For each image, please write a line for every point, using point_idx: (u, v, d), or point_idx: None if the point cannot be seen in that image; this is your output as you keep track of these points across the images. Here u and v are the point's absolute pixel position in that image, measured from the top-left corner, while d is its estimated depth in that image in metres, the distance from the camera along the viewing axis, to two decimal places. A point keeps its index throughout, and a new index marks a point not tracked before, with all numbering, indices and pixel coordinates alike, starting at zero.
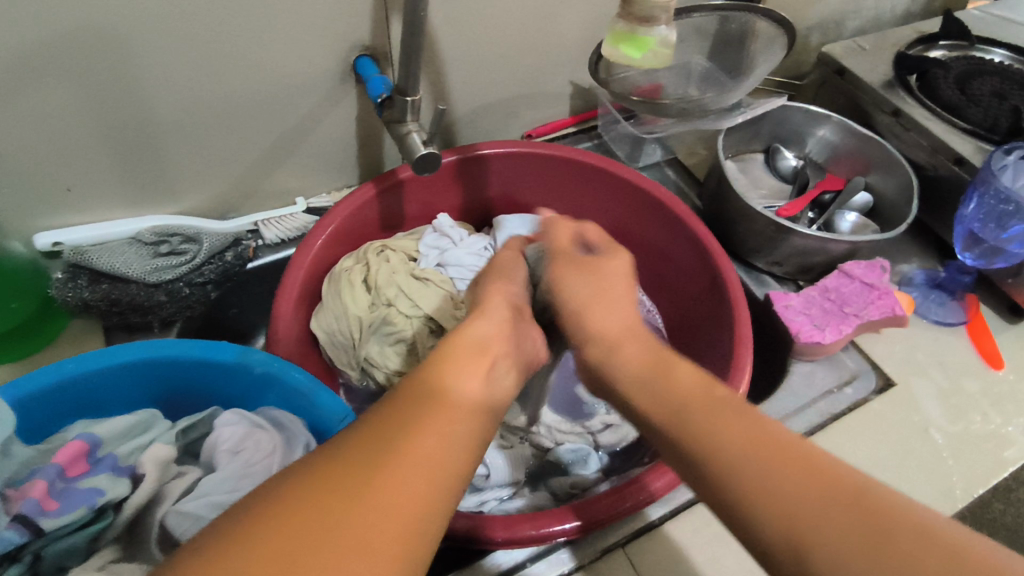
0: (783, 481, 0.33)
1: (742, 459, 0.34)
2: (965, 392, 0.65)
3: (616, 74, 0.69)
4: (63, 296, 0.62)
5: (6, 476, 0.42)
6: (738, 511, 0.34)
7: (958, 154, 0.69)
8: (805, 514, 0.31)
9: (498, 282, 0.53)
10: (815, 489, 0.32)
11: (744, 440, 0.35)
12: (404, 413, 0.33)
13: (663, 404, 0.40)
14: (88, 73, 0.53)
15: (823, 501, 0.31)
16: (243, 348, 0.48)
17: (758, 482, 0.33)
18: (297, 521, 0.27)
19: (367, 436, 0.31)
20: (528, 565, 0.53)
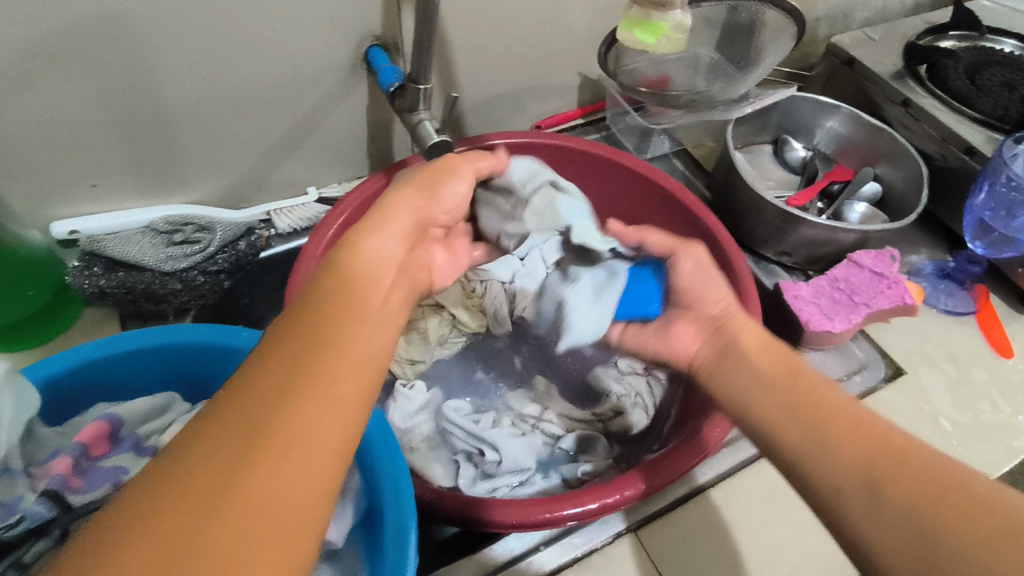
0: (897, 475, 0.37)
1: (839, 436, 0.40)
2: (975, 381, 0.65)
3: (626, 65, 0.71)
4: (80, 284, 0.63)
5: (29, 457, 0.44)
6: (875, 511, 0.37)
7: (969, 143, 0.69)
8: (909, 507, 0.36)
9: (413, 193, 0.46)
10: (911, 478, 0.37)
11: (867, 434, 0.40)
12: (269, 379, 0.31)
13: (774, 403, 0.45)
14: (102, 61, 0.53)
15: (903, 477, 0.37)
16: (258, 335, 0.49)
17: (881, 481, 0.37)
18: (177, 521, 0.26)
19: (229, 420, 0.29)
20: (540, 549, 0.53)
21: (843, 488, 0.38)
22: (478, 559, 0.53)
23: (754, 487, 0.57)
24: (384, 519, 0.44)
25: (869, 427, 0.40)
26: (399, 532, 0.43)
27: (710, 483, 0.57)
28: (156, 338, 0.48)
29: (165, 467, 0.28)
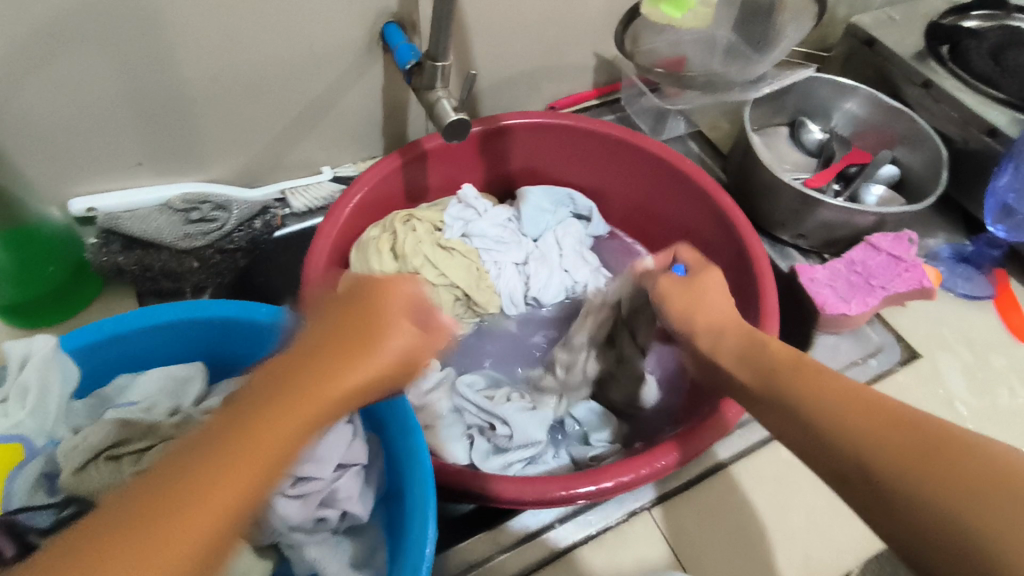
0: (848, 414, 0.36)
1: (789, 386, 0.39)
2: (990, 365, 0.65)
3: (643, 45, 0.72)
4: (98, 261, 0.63)
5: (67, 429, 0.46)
6: (829, 459, 0.35)
7: (992, 125, 0.68)
8: (869, 440, 0.34)
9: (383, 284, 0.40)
10: (901, 445, 0.33)
11: (817, 379, 0.39)
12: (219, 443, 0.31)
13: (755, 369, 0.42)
14: (119, 39, 0.53)
15: (887, 445, 0.33)
16: (277, 310, 0.49)
17: (839, 423, 0.35)
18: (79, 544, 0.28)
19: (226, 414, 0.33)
20: (556, 526, 0.54)
21: (795, 435, 0.38)
22: (493, 535, 0.54)
23: (769, 469, 0.57)
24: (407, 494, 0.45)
25: (818, 374, 0.39)
26: (417, 512, 0.43)
27: (728, 462, 0.57)
28: (176, 314, 0.48)
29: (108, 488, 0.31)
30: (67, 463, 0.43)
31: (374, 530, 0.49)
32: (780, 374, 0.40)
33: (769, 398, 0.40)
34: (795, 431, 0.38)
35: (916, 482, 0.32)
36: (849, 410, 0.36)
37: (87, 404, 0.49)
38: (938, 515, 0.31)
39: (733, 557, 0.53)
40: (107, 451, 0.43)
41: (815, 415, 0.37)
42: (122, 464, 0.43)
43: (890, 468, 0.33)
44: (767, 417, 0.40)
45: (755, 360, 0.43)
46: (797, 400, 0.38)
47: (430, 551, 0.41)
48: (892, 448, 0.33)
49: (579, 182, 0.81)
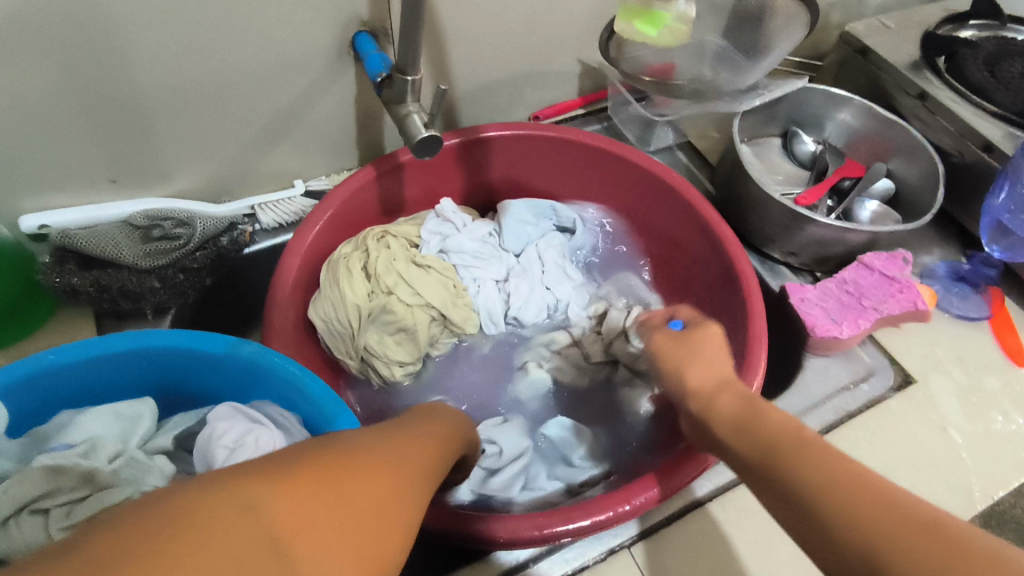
0: (843, 508, 0.31)
1: (779, 465, 0.35)
2: (987, 390, 0.63)
3: (628, 53, 0.68)
4: (51, 281, 0.59)
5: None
6: (827, 554, 0.31)
7: (988, 140, 0.66)
8: (864, 543, 0.30)
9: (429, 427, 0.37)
10: (927, 554, 0.28)
11: (812, 459, 0.34)
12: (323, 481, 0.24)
13: (753, 445, 0.38)
14: (67, 47, 0.50)
15: (914, 554, 0.28)
16: (234, 339, 0.46)
17: (830, 518, 0.31)
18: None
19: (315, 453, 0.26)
20: (531, 565, 0.51)
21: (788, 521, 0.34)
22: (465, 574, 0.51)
23: (754, 502, 0.55)
24: None
25: (813, 451, 0.35)
26: None
27: (703, 500, 0.55)
28: (121, 345, 0.45)
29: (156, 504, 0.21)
30: None
31: None
32: (773, 449, 0.36)
33: (759, 476, 0.36)
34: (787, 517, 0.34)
35: None
36: (858, 505, 0.31)
37: (20, 443, 0.43)
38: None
39: None
40: (33, 504, 0.38)
41: (824, 515, 0.32)
42: (50, 518, 0.38)
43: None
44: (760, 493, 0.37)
45: (749, 435, 0.38)
46: (787, 486, 0.34)
47: None
48: (912, 558, 0.28)
49: (563, 194, 0.78)
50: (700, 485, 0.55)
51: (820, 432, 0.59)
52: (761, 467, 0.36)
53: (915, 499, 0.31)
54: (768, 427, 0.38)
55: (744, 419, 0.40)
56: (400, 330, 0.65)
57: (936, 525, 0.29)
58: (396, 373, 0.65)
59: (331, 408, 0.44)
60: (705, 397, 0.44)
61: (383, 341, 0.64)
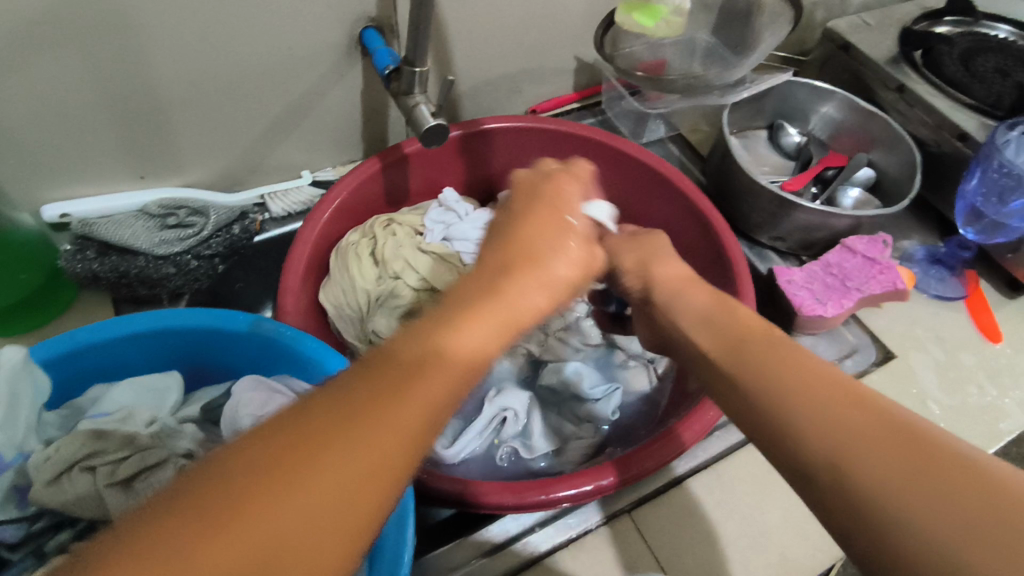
0: (814, 395, 0.35)
1: (753, 365, 0.40)
2: (963, 365, 0.66)
3: (622, 49, 0.71)
4: (72, 269, 0.62)
5: (46, 437, 0.46)
6: (789, 448, 0.35)
7: (962, 129, 0.69)
8: (824, 436, 0.34)
9: (529, 267, 0.40)
10: (886, 444, 0.32)
11: (783, 358, 0.39)
12: (350, 419, 0.28)
13: (729, 362, 0.41)
14: (92, 44, 0.52)
15: (877, 446, 0.32)
16: (255, 317, 0.49)
17: (797, 407, 0.35)
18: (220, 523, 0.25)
19: (352, 384, 0.30)
20: (535, 530, 0.54)
21: (747, 400, 0.38)
22: (473, 541, 0.54)
23: (745, 470, 0.58)
24: None
25: (781, 351, 0.39)
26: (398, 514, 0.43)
27: (695, 470, 0.58)
28: (146, 323, 0.48)
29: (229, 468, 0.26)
30: (37, 477, 0.42)
31: None
32: (747, 354, 0.41)
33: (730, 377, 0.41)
34: (748, 416, 0.38)
35: (890, 474, 0.31)
36: (834, 403, 0.35)
37: (61, 414, 0.48)
38: (875, 503, 0.30)
39: (709, 558, 0.53)
40: (83, 461, 0.43)
41: (796, 413, 0.35)
42: (97, 475, 0.43)
43: (866, 460, 0.32)
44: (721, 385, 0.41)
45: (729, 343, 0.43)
46: (752, 387, 0.39)
47: (407, 559, 0.41)
48: (874, 445, 0.32)
49: None
50: (682, 462, 0.59)
51: None
52: (735, 372, 0.40)
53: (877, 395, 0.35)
54: (740, 331, 0.43)
55: (724, 322, 0.45)
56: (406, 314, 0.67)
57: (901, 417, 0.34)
58: None
59: None
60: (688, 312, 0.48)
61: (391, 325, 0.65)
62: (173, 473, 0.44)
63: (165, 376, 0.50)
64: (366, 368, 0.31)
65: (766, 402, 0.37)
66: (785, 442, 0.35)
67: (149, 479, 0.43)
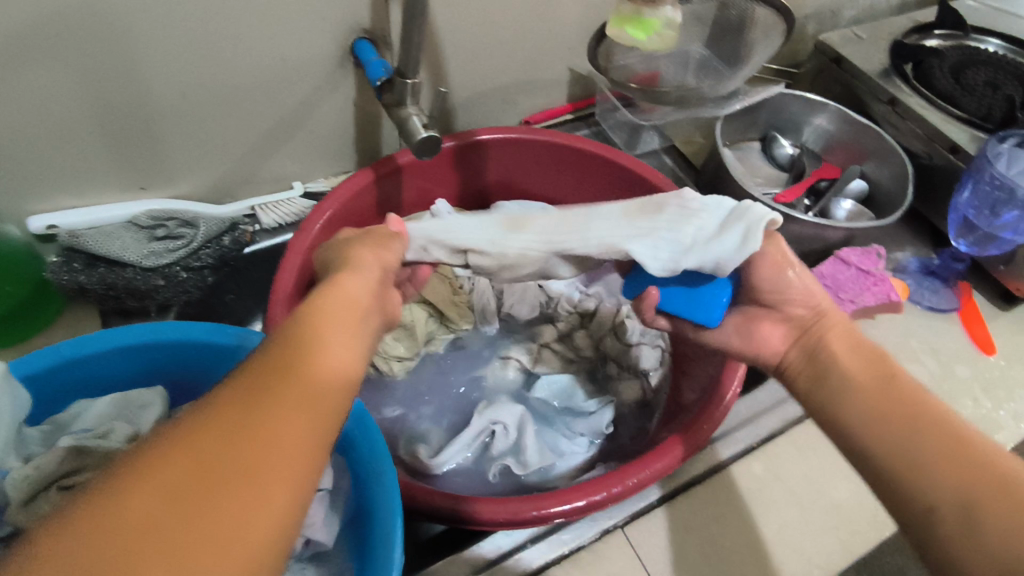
0: (927, 439, 0.38)
1: (899, 419, 0.40)
2: (958, 377, 0.66)
3: (616, 61, 0.70)
4: (59, 280, 0.62)
5: (25, 455, 0.45)
6: (901, 493, 0.38)
7: (954, 142, 0.69)
8: (937, 485, 0.36)
9: (372, 244, 0.47)
10: (1014, 505, 0.34)
11: (918, 408, 0.40)
12: (234, 412, 0.29)
13: (854, 407, 0.42)
14: (84, 55, 0.52)
15: (1009, 511, 0.34)
16: (241, 330, 0.49)
17: (920, 458, 0.38)
18: (127, 519, 0.25)
19: (247, 390, 0.30)
20: (528, 546, 0.53)
21: (863, 439, 0.41)
22: (465, 557, 0.53)
23: (741, 484, 0.58)
24: (373, 515, 0.44)
25: (910, 395, 0.41)
26: (384, 533, 0.42)
27: (690, 484, 0.57)
28: (134, 335, 0.48)
29: (157, 460, 0.26)
30: (14, 496, 0.41)
31: (337, 556, 0.48)
32: (851, 394, 0.43)
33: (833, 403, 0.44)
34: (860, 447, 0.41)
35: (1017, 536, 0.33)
36: (963, 466, 0.36)
37: (42, 430, 0.47)
38: (1000, 555, 0.33)
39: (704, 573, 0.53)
40: (63, 479, 0.42)
41: (922, 470, 0.37)
42: (76, 495, 0.42)
43: (997, 517, 0.34)
44: (841, 418, 0.43)
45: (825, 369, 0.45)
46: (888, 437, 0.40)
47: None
48: (1014, 509, 0.34)
49: (553, 195, 0.81)
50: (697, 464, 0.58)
51: (800, 418, 0.62)
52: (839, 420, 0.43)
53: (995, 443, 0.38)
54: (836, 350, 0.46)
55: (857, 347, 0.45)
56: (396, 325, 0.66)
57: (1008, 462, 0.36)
58: (393, 368, 0.67)
59: None
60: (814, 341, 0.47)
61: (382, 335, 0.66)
62: None
63: (148, 391, 0.49)
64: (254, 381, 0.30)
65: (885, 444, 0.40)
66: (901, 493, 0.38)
67: None
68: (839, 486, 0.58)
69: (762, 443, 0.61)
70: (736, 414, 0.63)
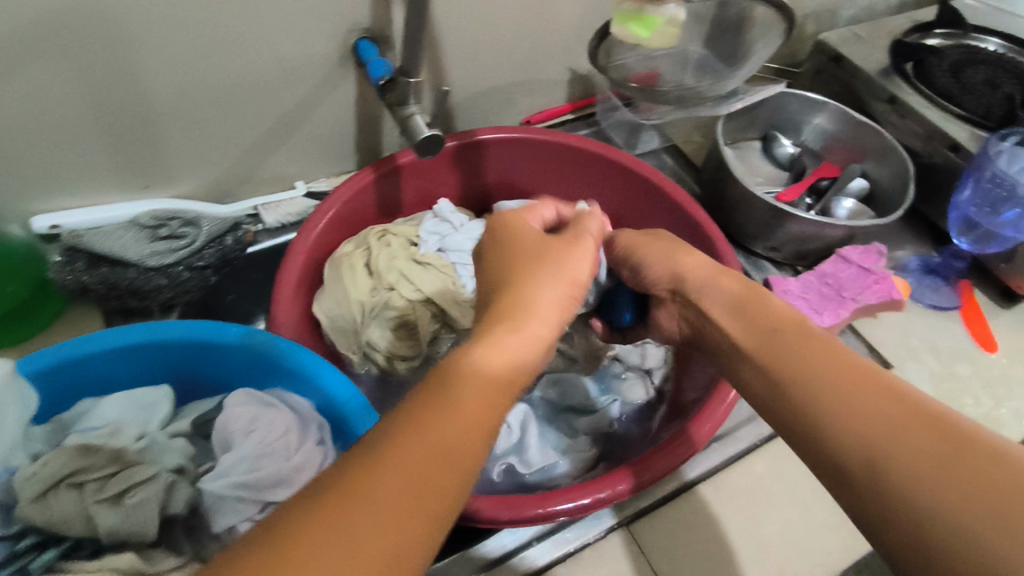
0: (838, 391, 0.36)
1: (814, 371, 0.37)
2: (959, 375, 0.66)
3: (615, 60, 0.71)
4: (63, 280, 0.62)
5: (31, 453, 0.45)
6: (815, 451, 0.35)
7: (954, 140, 0.70)
8: (846, 437, 0.34)
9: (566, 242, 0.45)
10: (932, 450, 0.31)
11: (831, 360, 0.37)
12: (415, 430, 0.30)
13: (766, 368, 0.40)
14: (85, 55, 0.52)
15: (922, 460, 0.31)
16: (246, 329, 0.48)
17: (835, 409, 0.35)
18: (313, 530, 0.26)
19: (424, 408, 0.31)
20: (532, 544, 0.53)
21: (776, 401, 0.38)
22: (469, 556, 0.53)
23: (743, 482, 0.58)
24: None
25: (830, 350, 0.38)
26: None
27: (694, 482, 0.57)
28: (137, 334, 0.47)
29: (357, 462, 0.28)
30: (24, 493, 0.42)
31: None
32: (775, 345, 0.40)
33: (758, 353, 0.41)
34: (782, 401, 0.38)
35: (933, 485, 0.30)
36: (880, 413, 0.34)
37: (47, 429, 0.47)
38: (915, 512, 0.30)
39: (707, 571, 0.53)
40: (70, 477, 0.42)
41: (836, 418, 0.35)
42: (84, 491, 0.42)
43: (910, 466, 0.31)
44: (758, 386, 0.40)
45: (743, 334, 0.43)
46: (804, 391, 0.37)
47: None
48: (925, 454, 0.31)
49: (554, 195, 0.81)
50: (693, 467, 0.58)
51: None
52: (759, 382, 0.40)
53: (919, 392, 0.34)
54: (757, 310, 0.43)
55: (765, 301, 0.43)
56: (400, 325, 0.66)
57: (935, 412, 0.33)
58: (395, 367, 0.66)
59: (345, 395, 0.47)
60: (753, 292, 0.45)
61: (384, 335, 0.66)
62: (165, 487, 0.43)
63: (153, 390, 0.49)
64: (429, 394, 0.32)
65: (800, 398, 0.37)
66: (820, 450, 0.35)
67: (141, 494, 0.42)
68: None
69: (764, 442, 0.61)
70: (738, 412, 0.63)
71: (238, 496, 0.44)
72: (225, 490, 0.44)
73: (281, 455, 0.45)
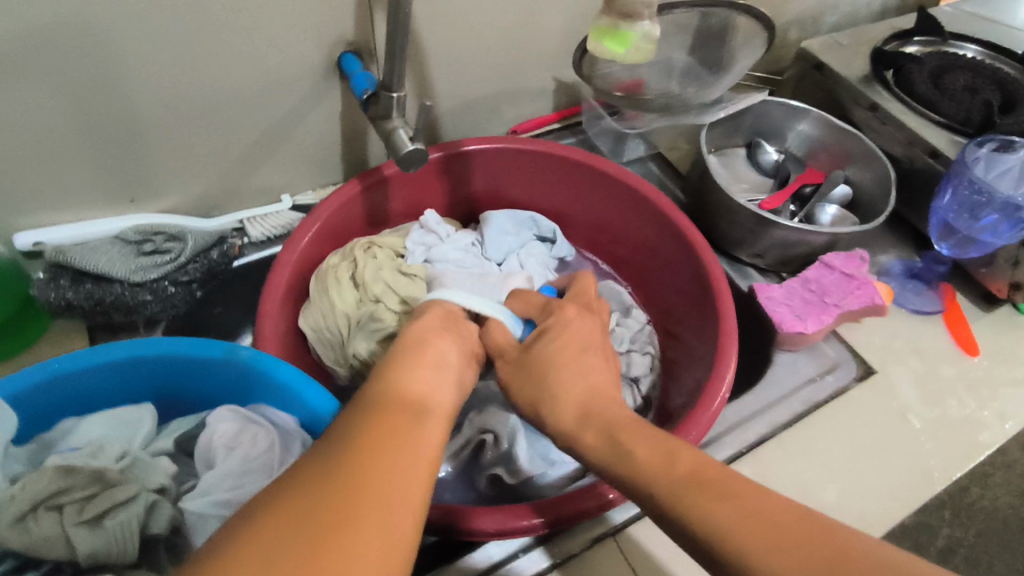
0: (740, 523, 0.34)
1: (710, 505, 0.35)
2: (943, 378, 0.67)
3: (600, 70, 0.70)
4: (46, 297, 0.62)
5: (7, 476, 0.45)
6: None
7: (934, 146, 0.71)
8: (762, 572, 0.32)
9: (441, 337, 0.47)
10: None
11: (722, 490, 0.36)
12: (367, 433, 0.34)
13: (673, 497, 0.37)
14: (69, 71, 0.52)
15: None
16: (230, 345, 0.48)
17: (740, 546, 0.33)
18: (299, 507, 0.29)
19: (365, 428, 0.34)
20: (518, 555, 0.53)
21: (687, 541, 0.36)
22: (456, 568, 0.53)
23: None
24: None
25: (720, 480, 0.36)
26: None
27: None
28: (120, 353, 0.47)
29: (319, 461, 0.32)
30: (3, 516, 0.41)
31: None
32: (658, 483, 0.38)
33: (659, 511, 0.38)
34: (702, 549, 0.35)
35: None
36: (777, 543, 0.32)
37: (29, 449, 0.47)
38: None
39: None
40: (49, 500, 0.42)
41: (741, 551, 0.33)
42: (64, 514, 0.42)
43: None
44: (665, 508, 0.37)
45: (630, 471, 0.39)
46: (700, 515, 0.35)
47: None
48: None
49: (541, 203, 0.81)
50: (626, 508, 0.56)
51: (789, 421, 0.63)
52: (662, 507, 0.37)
53: (805, 511, 0.34)
54: (640, 444, 0.40)
55: (652, 433, 0.41)
56: (388, 337, 0.66)
57: (826, 531, 0.33)
58: None
59: (330, 411, 0.47)
60: (618, 447, 0.41)
61: (372, 348, 0.65)
62: (146, 507, 0.44)
63: (136, 408, 0.49)
64: (361, 405, 0.37)
65: (697, 528, 0.35)
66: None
67: (121, 516, 0.43)
68: (828, 489, 0.58)
69: (751, 447, 0.61)
70: (725, 418, 0.63)
71: (219, 512, 0.45)
72: (207, 508, 0.45)
73: (261, 472, 0.46)
